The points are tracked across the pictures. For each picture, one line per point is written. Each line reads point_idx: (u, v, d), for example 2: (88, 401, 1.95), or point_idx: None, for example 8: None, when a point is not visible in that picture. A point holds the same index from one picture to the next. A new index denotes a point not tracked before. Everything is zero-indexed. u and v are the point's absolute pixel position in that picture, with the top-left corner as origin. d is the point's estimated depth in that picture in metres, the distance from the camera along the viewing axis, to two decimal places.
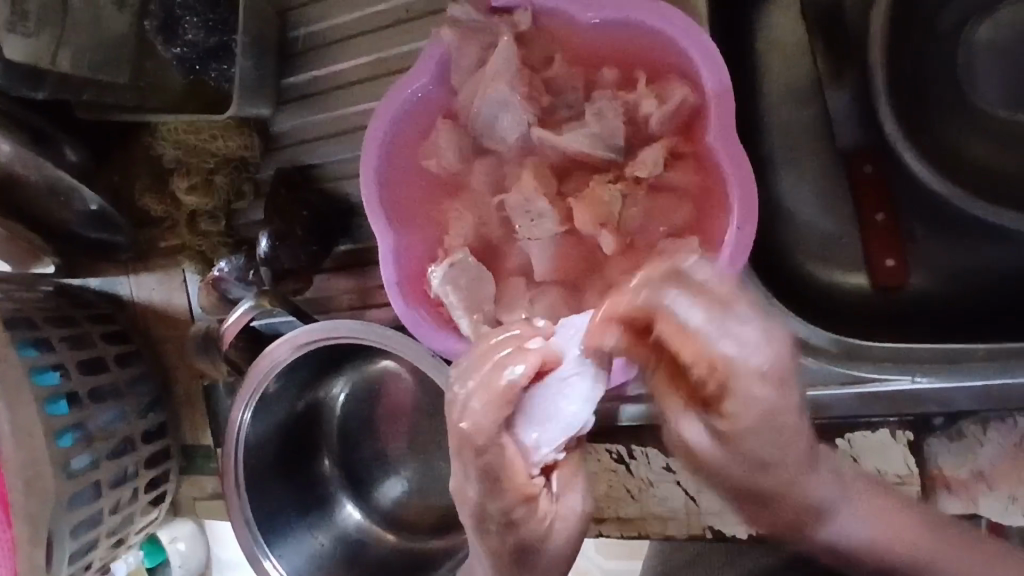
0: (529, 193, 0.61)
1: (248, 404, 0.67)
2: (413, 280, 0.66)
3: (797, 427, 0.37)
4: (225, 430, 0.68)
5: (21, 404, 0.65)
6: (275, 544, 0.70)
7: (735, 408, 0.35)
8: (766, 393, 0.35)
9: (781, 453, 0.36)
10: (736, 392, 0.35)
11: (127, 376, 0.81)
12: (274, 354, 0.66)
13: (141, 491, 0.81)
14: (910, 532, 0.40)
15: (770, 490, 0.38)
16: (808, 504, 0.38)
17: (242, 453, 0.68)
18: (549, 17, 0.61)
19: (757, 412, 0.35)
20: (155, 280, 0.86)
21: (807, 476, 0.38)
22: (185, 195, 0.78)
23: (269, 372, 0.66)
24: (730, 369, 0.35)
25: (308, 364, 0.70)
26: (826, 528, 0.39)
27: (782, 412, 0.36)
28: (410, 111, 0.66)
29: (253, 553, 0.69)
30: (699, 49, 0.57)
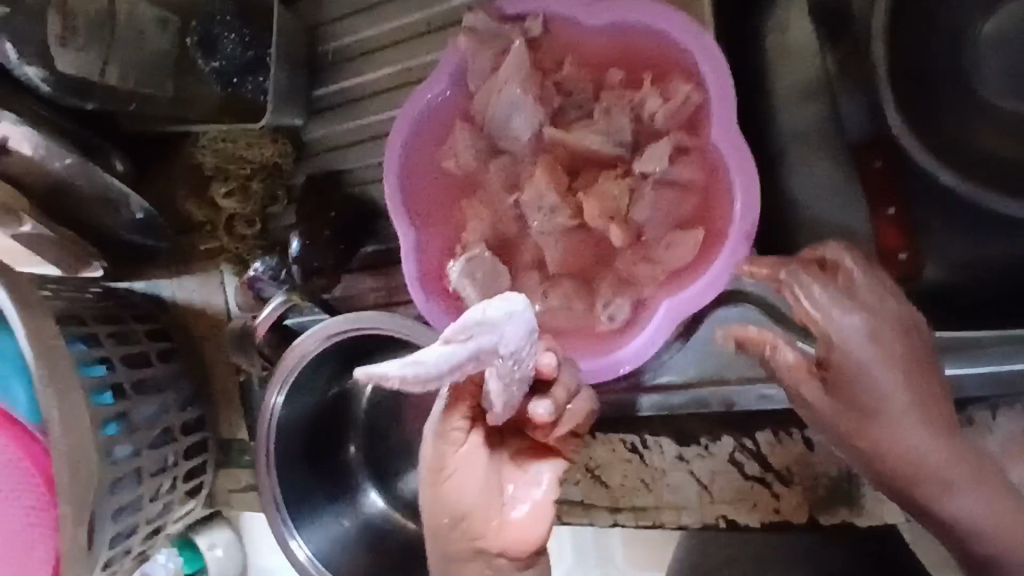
0: (542, 188, 0.64)
1: (280, 390, 0.71)
2: (433, 274, 0.70)
3: (899, 381, 0.42)
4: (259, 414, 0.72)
5: (70, 390, 0.68)
6: (301, 525, 0.74)
7: (838, 356, 0.42)
8: (861, 341, 0.42)
9: (882, 400, 0.42)
10: (841, 343, 0.42)
11: (168, 371, 0.85)
12: (302, 346, 0.70)
13: (180, 480, 0.85)
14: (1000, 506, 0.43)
15: (875, 437, 0.43)
16: (921, 469, 0.43)
17: (272, 436, 0.72)
18: (558, 21, 0.64)
19: (855, 360, 0.42)
20: (196, 283, 0.91)
21: (914, 427, 0.42)
22: (223, 199, 0.82)
23: (299, 362, 0.71)
24: (831, 329, 0.42)
25: (336, 356, 0.74)
26: (930, 486, 0.43)
27: (881, 358, 0.42)
28: (430, 115, 0.70)
29: (281, 533, 0.73)
30: (699, 47, 0.59)
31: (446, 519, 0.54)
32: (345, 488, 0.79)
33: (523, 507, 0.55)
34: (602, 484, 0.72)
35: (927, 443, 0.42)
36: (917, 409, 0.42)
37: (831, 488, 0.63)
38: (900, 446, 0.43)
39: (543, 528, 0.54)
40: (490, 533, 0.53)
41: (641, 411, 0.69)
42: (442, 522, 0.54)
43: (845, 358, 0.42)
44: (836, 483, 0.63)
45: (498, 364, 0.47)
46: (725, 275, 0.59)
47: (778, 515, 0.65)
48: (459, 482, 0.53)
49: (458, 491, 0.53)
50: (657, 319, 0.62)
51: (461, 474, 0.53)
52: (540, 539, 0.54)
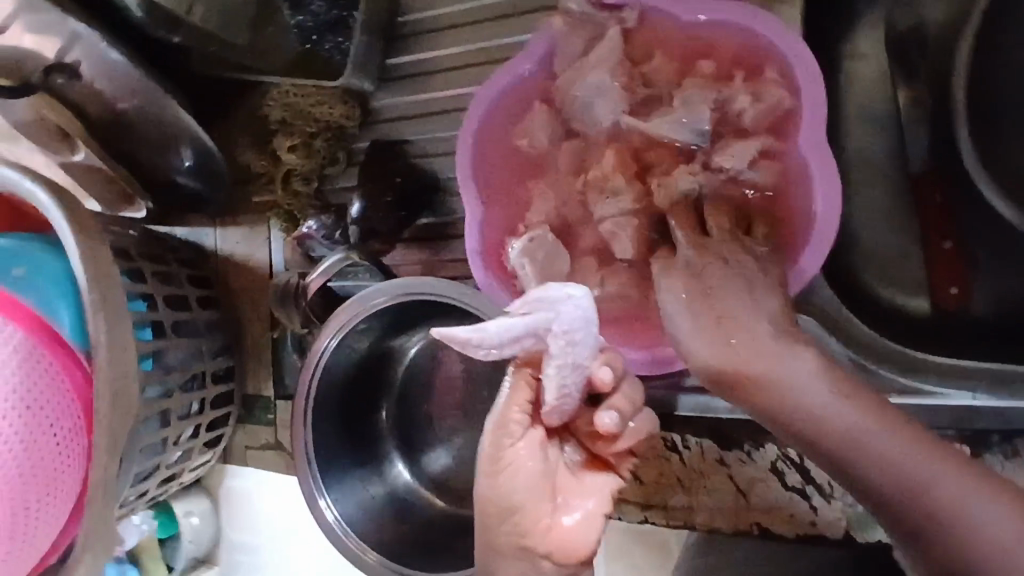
0: (608, 172, 0.65)
1: (335, 335, 0.71)
2: (492, 250, 0.71)
3: (805, 386, 0.49)
4: (308, 355, 0.72)
5: (119, 319, 0.67)
6: (330, 485, 0.73)
7: (753, 376, 0.50)
8: (758, 360, 0.50)
9: (803, 401, 0.48)
10: (750, 371, 0.50)
11: (206, 318, 0.85)
12: (366, 298, 0.70)
13: (203, 428, 0.85)
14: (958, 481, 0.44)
15: (821, 435, 0.48)
16: (864, 456, 0.46)
17: (317, 377, 0.72)
18: (654, 15, 0.65)
19: (759, 374, 0.50)
20: (240, 235, 0.91)
21: (842, 413, 0.48)
22: (284, 153, 0.83)
23: (358, 313, 0.71)
24: (733, 360, 0.50)
25: (389, 316, 0.74)
26: (890, 474, 0.45)
27: (789, 362, 0.49)
28: (510, 94, 0.70)
29: (309, 490, 0.72)
30: (794, 55, 0.60)
31: (496, 510, 0.55)
32: (374, 454, 0.79)
33: (575, 515, 0.55)
34: (636, 480, 0.72)
35: (857, 424, 0.47)
36: (838, 399, 0.48)
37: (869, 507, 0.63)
38: (837, 439, 0.47)
39: (593, 537, 0.54)
40: (538, 532, 0.54)
41: (680, 411, 0.70)
42: (490, 513, 0.56)
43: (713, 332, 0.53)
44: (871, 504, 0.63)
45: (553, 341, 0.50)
46: (799, 283, 0.60)
47: (813, 527, 0.65)
48: (514, 475, 0.55)
49: (511, 483, 0.55)
50: None
51: (518, 467, 0.55)
52: (588, 548, 0.55)
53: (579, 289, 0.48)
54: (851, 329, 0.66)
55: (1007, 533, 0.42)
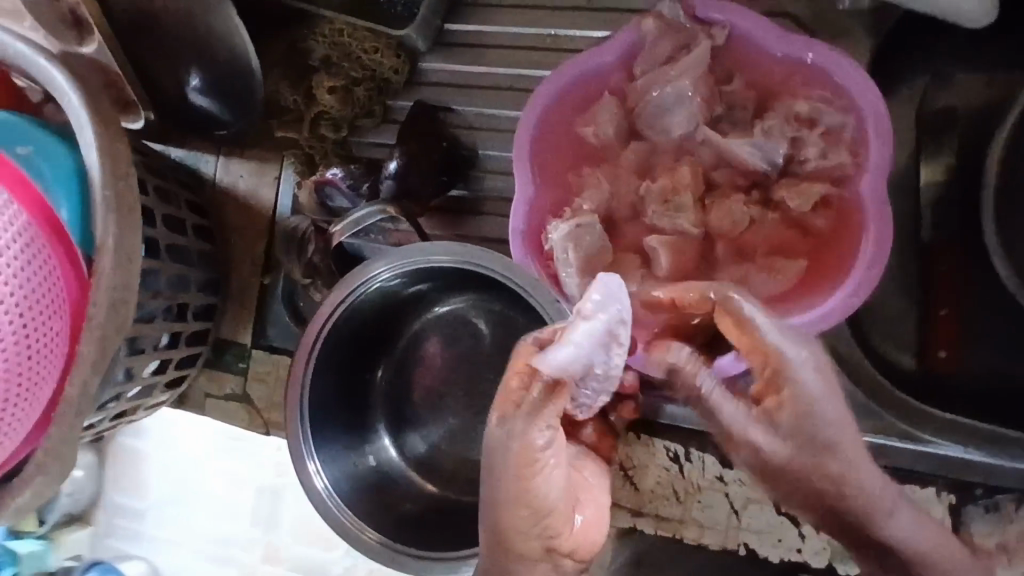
0: (680, 186, 0.66)
1: (389, 267, 0.67)
2: (534, 230, 0.70)
3: (834, 424, 0.48)
4: (354, 271, 0.68)
5: (130, 225, 0.61)
6: (319, 448, 0.70)
7: (791, 393, 0.48)
8: (812, 380, 0.48)
9: (828, 436, 0.48)
10: (795, 380, 0.48)
11: (198, 248, 0.79)
12: (431, 249, 0.66)
13: (172, 365, 0.79)
14: (922, 526, 0.52)
15: (825, 472, 0.49)
16: (862, 498, 0.49)
17: (349, 300, 0.68)
18: (741, 38, 0.66)
19: (806, 398, 0.48)
20: (247, 169, 0.85)
21: (852, 459, 0.49)
22: (323, 94, 0.78)
23: (416, 261, 0.67)
24: (785, 359, 0.48)
25: (435, 274, 0.70)
26: (874, 512, 0.50)
27: (828, 394, 0.48)
28: (585, 79, 0.70)
29: (299, 452, 0.69)
30: (868, 105, 0.63)
31: (525, 514, 0.51)
32: (361, 421, 0.76)
33: (582, 514, 0.55)
34: (631, 486, 0.72)
35: (870, 473, 0.50)
36: (859, 446, 0.50)
37: None
38: (854, 481, 0.49)
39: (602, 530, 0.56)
40: (563, 534, 0.53)
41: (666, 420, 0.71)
42: (521, 515, 0.51)
43: (795, 402, 0.48)
44: None
45: (623, 330, 0.50)
46: (842, 311, 0.62)
47: (799, 554, 0.68)
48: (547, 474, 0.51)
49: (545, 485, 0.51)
50: None
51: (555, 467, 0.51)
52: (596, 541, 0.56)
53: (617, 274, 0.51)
54: (862, 371, 0.69)
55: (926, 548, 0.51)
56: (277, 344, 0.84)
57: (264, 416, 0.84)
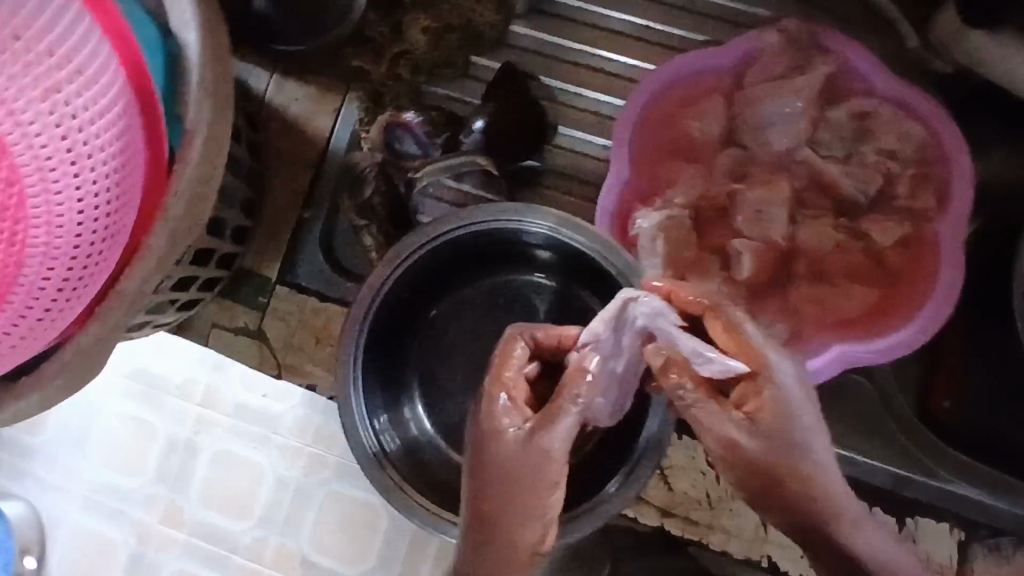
0: (774, 198, 0.67)
1: (537, 224, 0.63)
2: (622, 214, 0.68)
3: (806, 428, 0.49)
4: (488, 205, 0.63)
5: (223, 114, 0.54)
6: (368, 409, 0.65)
7: (770, 395, 0.48)
8: (790, 383, 0.49)
9: (801, 438, 0.48)
10: (777, 384, 0.49)
11: (244, 164, 0.72)
12: (578, 227, 0.62)
13: (196, 284, 0.71)
14: (895, 550, 0.48)
15: (797, 470, 0.48)
16: (833, 506, 0.48)
17: (458, 230, 0.64)
18: (854, 70, 0.68)
19: (785, 401, 0.48)
20: (304, 93, 0.78)
21: (822, 462, 0.49)
22: (417, 33, 0.76)
23: (557, 231, 0.63)
24: (767, 364, 0.49)
25: (549, 247, 0.66)
26: (846, 524, 0.48)
27: (804, 399, 0.49)
28: (696, 75, 0.70)
29: (348, 409, 0.63)
30: (957, 164, 0.66)
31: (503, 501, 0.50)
32: (397, 379, 0.72)
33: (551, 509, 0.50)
34: (665, 486, 0.72)
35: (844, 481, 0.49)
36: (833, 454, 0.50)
37: None
38: (825, 483, 0.48)
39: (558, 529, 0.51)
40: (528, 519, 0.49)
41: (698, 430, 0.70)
42: (495, 490, 0.49)
43: (773, 400, 0.48)
44: None
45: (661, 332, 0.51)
46: (909, 346, 0.65)
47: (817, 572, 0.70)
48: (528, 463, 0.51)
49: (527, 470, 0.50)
50: (825, 358, 0.65)
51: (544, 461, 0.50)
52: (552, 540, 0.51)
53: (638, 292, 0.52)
54: (897, 407, 0.73)
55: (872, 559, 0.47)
56: (305, 283, 0.77)
57: (277, 358, 0.77)
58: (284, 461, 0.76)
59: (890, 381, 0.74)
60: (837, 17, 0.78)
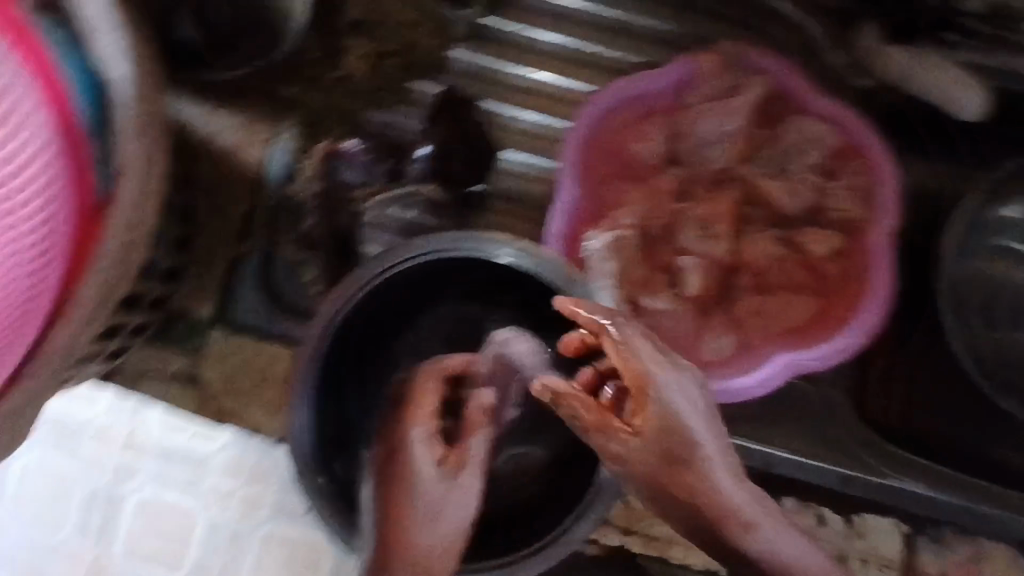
0: (715, 215, 0.69)
1: (497, 254, 0.62)
2: (572, 236, 0.69)
3: (697, 439, 0.51)
4: (440, 235, 0.62)
5: (155, 150, 0.51)
6: (324, 456, 0.62)
7: (655, 412, 0.50)
8: (681, 399, 0.51)
9: (691, 448, 0.51)
10: (661, 402, 0.50)
11: (175, 199, 0.69)
12: (539, 259, 0.61)
13: (123, 332, 0.66)
14: (793, 538, 0.54)
15: (688, 479, 0.51)
16: (726, 507, 0.52)
17: (410, 263, 0.62)
18: (784, 89, 0.71)
19: (673, 419, 0.50)
20: (234, 122, 0.75)
21: (716, 468, 0.52)
22: (354, 58, 0.75)
23: (518, 262, 0.62)
24: (654, 383, 0.50)
25: (508, 278, 0.65)
26: (743, 522, 0.52)
27: (697, 411, 0.51)
28: (636, 98, 0.71)
29: (303, 456, 0.61)
30: (882, 175, 0.69)
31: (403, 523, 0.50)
32: (359, 421, 0.68)
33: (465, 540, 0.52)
34: (624, 504, 0.72)
35: (738, 484, 0.52)
36: (729, 458, 0.53)
37: None
38: (721, 487, 0.52)
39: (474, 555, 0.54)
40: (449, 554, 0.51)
41: None
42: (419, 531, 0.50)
43: (661, 415, 0.50)
44: None
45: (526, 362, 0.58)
46: (851, 350, 0.67)
47: None
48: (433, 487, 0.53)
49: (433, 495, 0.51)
50: (773, 368, 0.67)
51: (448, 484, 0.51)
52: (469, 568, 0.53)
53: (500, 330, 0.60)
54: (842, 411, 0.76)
55: (767, 545, 0.53)
56: (242, 322, 0.73)
57: (218, 403, 0.73)
58: (218, 504, 0.71)
59: (832, 385, 0.77)
60: (766, 38, 0.81)
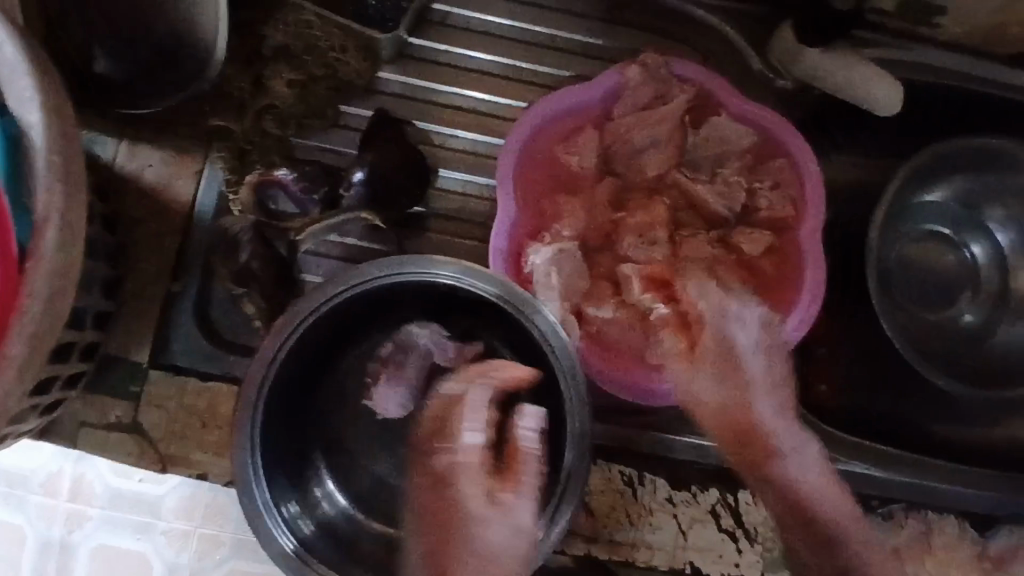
0: (651, 221, 0.70)
1: (434, 276, 0.62)
2: (515, 253, 0.69)
3: (749, 370, 0.59)
4: (378, 260, 0.61)
5: (78, 193, 0.50)
6: (276, 496, 0.60)
7: (712, 338, 0.60)
8: (738, 331, 0.60)
9: (746, 377, 0.59)
10: (721, 331, 0.60)
11: (102, 241, 0.66)
12: (479, 276, 0.61)
13: (56, 385, 0.64)
14: (828, 480, 0.57)
15: (733, 410, 0.58)
16: (768, 435, 0.58)
17: (350, 292, 0.61)
18: (707, 96, 0.74)
19: (727, 347, 0.59)
20: (160, 158, 0.73)
21: (761, 402, 0.59)
22: (282, 87, 0.73)
23: (456, 282, 0.62)
24: (712, 315, 0.61)
25: (447, 295, 0.65)
26: (779, 450, 0.57)
27: (752, 346, 0.60)
28: (566, 112, 0.72)
29: (254, 502, 0.58)
30: (806, 172, 0.71)
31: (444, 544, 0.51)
32: (302, 454, 0.67)
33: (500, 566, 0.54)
34: (585, 513, 0.72)
35: (777, 417, 0.59)
36: (773, 394, 0.59)
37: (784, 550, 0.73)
38: (765, 416, 0.58)
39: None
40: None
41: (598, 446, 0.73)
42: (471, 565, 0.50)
43: (718, 342, 0.59)
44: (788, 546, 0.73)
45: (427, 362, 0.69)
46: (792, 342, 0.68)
47: (736, 569, 0.72)
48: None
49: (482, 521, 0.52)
50: None
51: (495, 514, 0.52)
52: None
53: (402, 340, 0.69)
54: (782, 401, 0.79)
55: (805, 481, 0.57)
56: (181, 363, 0.71)
57: (159, 451, 0.70)
58: (173, 547, 0.73)
59: None
60: (687, 46, 0.84)
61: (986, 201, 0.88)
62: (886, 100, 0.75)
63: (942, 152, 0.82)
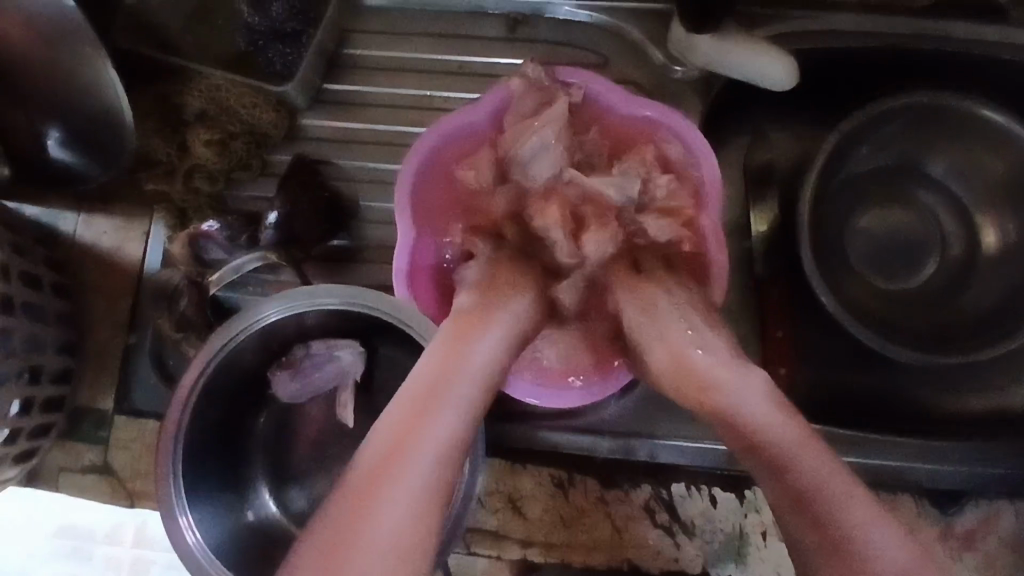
0: (551, 222, 0.68)
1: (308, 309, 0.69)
2: (420, 271, 0.74)
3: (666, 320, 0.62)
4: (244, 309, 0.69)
5: None
6: (200, 521, 0.67)
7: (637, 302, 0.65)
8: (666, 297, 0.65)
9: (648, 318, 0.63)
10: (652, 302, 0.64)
11: (55, 307, 0.76)
12: (360, 295, 0.69)
13: (23, 435, 0.73)
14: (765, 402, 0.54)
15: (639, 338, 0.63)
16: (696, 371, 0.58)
17: (252, 330, 0.69)
18: (594, 100, 0.75)
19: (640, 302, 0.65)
20: (111, 225, 0.82)
21: (657, 332, 0.62)
22: (200, 146, 0.77)
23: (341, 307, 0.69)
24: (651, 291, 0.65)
25: (344, 319, 0.72)
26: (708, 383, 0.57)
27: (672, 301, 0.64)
28: (461, 133, 0.76)
29: (176, 525, 0.65)
30: (704, 161, 0.74)
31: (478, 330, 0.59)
32: (241, 480, 0.75)
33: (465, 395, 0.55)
34: (520, 516, 0.75)
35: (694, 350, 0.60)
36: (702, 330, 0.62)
37: (725, 542, 0.74)
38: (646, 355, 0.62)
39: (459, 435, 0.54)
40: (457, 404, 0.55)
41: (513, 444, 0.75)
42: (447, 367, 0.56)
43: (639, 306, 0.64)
44: (729, 538, 0.74)
45: (342, 371, 0.76)
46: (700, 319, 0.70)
47: (675, 563, 0.74)
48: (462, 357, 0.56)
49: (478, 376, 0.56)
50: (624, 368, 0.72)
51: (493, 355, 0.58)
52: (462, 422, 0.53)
53: (322, 348, 0.75)
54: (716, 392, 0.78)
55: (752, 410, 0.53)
56: (141, 407, 0.79)
57: (128, 487, 0.78)
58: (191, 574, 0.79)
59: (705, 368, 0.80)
60: (588, 49, 0.84)
61: (927, 153, 0.83)
62: (780, 77, 0.75)
63: (879, 114, 0.76)
